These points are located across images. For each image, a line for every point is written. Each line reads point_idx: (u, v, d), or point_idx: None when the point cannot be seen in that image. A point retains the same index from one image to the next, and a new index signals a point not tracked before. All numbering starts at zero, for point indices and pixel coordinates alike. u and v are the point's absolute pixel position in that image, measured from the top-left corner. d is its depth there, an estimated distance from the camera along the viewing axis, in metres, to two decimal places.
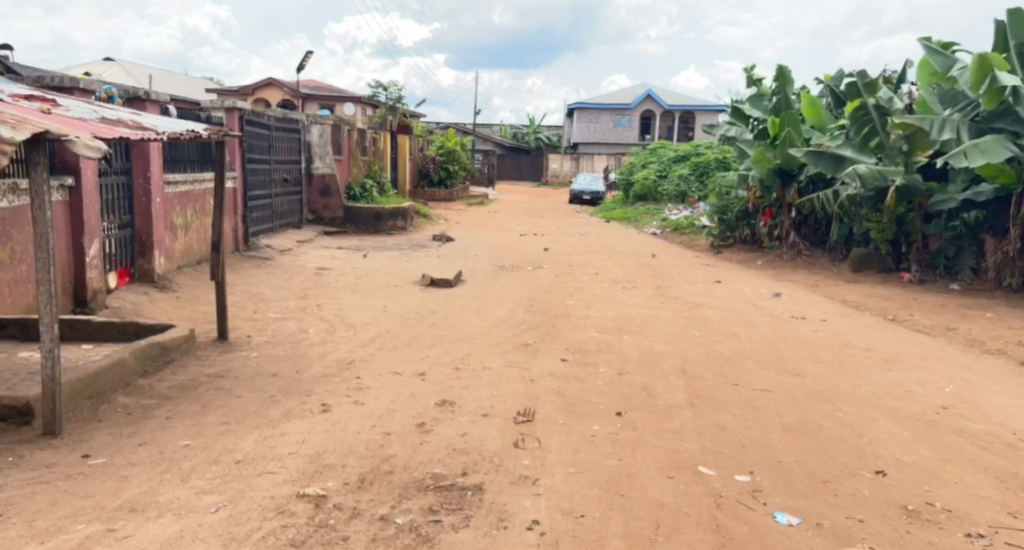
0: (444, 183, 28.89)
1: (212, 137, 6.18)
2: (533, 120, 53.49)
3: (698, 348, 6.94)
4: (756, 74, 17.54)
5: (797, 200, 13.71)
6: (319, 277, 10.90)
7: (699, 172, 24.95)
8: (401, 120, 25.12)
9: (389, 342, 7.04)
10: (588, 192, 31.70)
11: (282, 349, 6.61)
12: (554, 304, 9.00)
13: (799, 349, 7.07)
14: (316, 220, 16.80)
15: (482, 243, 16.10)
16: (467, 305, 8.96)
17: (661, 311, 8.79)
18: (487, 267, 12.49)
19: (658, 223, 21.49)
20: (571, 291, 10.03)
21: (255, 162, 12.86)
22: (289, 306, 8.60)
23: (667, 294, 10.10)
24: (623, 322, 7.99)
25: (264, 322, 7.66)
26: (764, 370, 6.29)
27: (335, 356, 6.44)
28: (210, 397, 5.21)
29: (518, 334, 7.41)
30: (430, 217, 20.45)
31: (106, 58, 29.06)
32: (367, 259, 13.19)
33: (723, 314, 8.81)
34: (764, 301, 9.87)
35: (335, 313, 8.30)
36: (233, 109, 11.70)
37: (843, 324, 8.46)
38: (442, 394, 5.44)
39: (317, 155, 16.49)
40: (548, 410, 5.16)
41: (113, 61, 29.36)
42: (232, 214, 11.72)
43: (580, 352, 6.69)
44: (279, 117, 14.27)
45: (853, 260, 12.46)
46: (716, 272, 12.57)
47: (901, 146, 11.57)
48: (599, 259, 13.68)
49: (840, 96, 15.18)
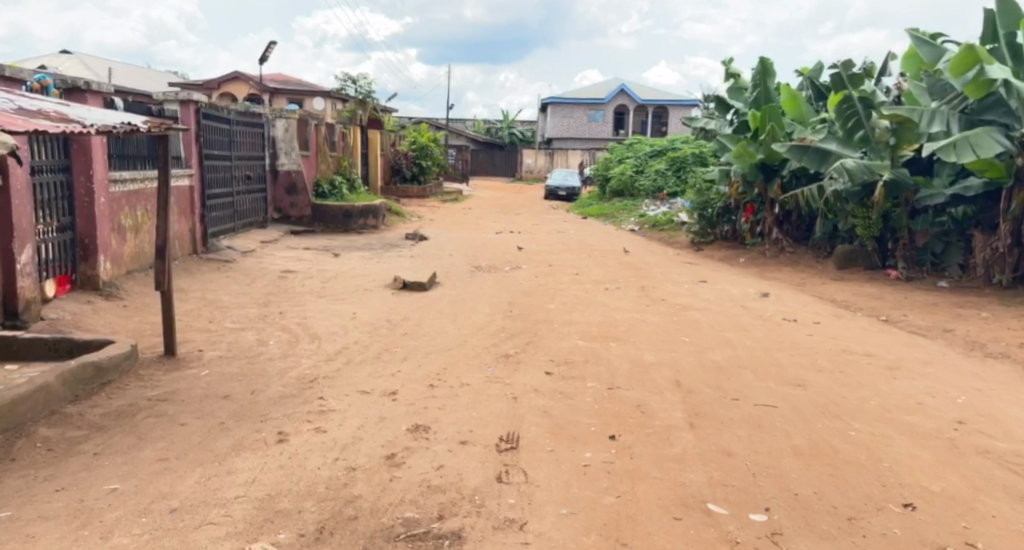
0: (417, 179, 28.21)
1: (152, 130, 5.55)
2: (507, 115, 52.90)
3: (692, 357, 6.44)
4: (735, 67, 17.15)
5: (780, 196, 13.28)
6: (283, 280, 10.25)
7: (677, 167, 24.58)
8: (371, 114, 24.39)
9: (357, 355, 6.43)
10: (564, 188, 31.22)
11: (237, 365, 5.98)
12: (535, 308, 8.47)
13: (797, 356, 6.59)
14: (282, 218, 16.10)
15: (456, 242, 15.51)
16: (442, 311, 8.38)
17: (648, 315, 8.31)
18: (462, 268, 11.92)
19: (636, 219, 21.07)
20: (552, 294, 9.51)
21: (213, 158, 12.15)
22: (248, 314, 7.95)
23: (653, 296, 9.64)
24: (609, 329, 7.48)
25: (219, 333, 7.02)
26: (765, 381, 5.80)
27: (296, 374, 5.82)
28: (149, 426, 4.60)
29: (497, 344, 6.86)
30: (403, 215, 19.81)
31: (65, 51, 27.91)
32: (335, 260, 12.55)
33: (713, 317, 8.34)
34: (753, 302, 9.42)
35: (298, 322, 7.66)
36: (188, 103, 10.99)
37: (839, 326, 8.02)
38: (415, 417, 4.86)
39: (282, 150, 15.77)
40: (533, 434, 4.61)
41: (72, 54, 28.22)
42: (189, 214, 11.03)
43: (566, 364, 6.16)
44: (240, 111, 13.54)
45: (839, 258, 12.08)
46: (699, 271, 12.14)
47: (887, 140, 11.10)
48: (578, 258, 13.20)
49: (821, 88, 14.84)
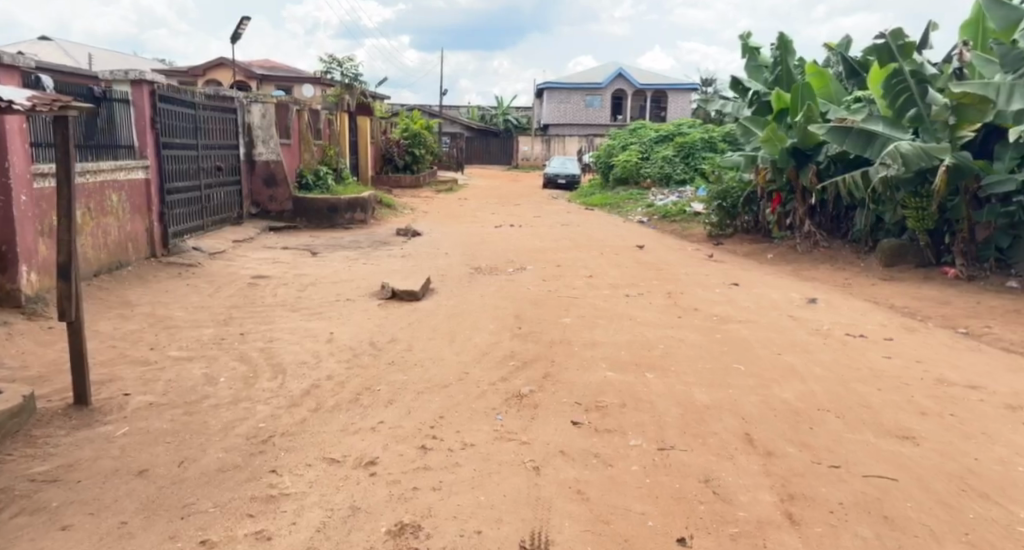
0: (410, 168, 26.77)
1: (40, 109, 4.10)
2: (501, 102, 51.36)
3: (755, 395, 5.07)
4: (754, 42, 15.69)
5: (816, 184, 11.87)
6: (253, 289, 8.88)
7: (684, 153, 23.26)
8: (360, 100, 22.91)
9: (330, 398, 5.06)
10: (563, 175, 29.84)
11: (170, 415, 4.56)
12: (547, 326, 7.11)
13: (888, 391, 5.23)
14: (261, 214, 14.68)
15: (452, 238, 14.14)
16: (436, 330, 7.01)
17: (684, 332, 6.92)
18: (459, 270, 10.55)
19: (643, 210, 19.71)
20: (566, 305, 8.11)
21: (176, 148, 10.74)
22: (201, 336, 6.56)
23: (682, 304, 8.28)
24: (641, 354, 6.10)
25: (157, 365, 5.60)
26: (859, 432, 4.44)
27: (247, 430, 4.43)
28: (18, 532, 3.21)
29: (506, 380, 5.50)
30: (395, 208, 18.43)
31: (43, 38, 26.14)
32: (316, 261, 11.21)
33: (762, 332, 6.96)
34: (801, 310, 8.04)
35: (260, 348, 6.27)
36: (141, 83, 9.56)
37: (917, 342, 6.67)
38: (401, 506, 3.49)
39: (259, 138, 14.31)
40: (569, 538, 3.25)
41: (51, 42, 26.55)
42: (145, 211, 9.64)
43: (597, 409, 4.78)
44: (207, 94, 12.15)
45: (884, 254, 10.59)
46: (728, 271, 10.75)
47: (945, 119, 9.90)
48: (590, 256, 11.81)
49: (854, 64, 13.52)
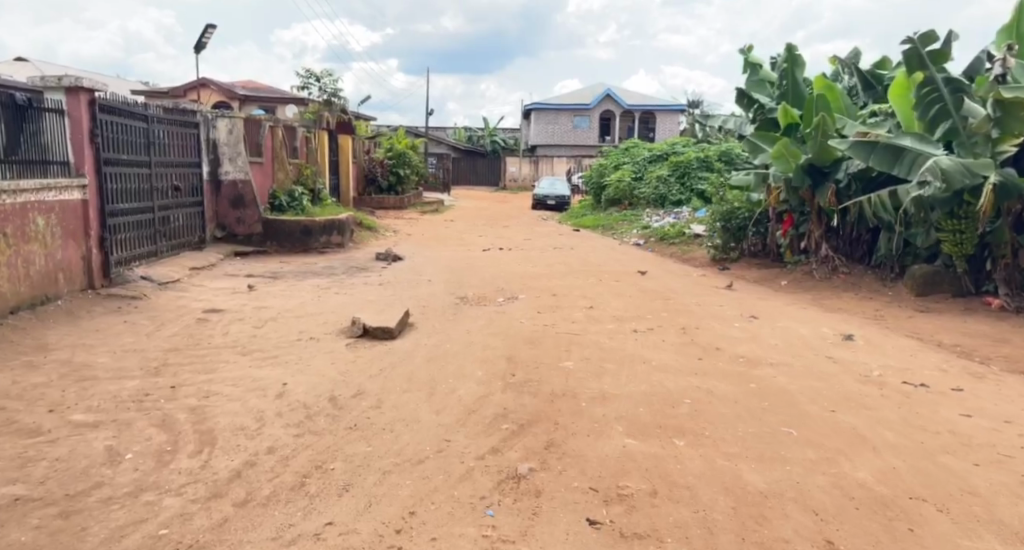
0: (395, 189, 25.65)
1: None
2: (489, 123, 50.50)
3: (821, 474, 3.90)
4: (755, 56, 14.70)
5: (835, 204, 10.77)
6: (201, 326, 7.65)
7: (680, 173, 22.29)
8: (340, 118, 21.80)
9: (266, 484, 3.85)
10: (553, 196, 28.79)
11: (38, 522, 3.34)
12: (545, 374, 5.93)
13: (990, 465, 4.07)
14: (226, 237, 13.46)
15: (435, 263, 12.96)
16: (411, 380, 5.80)
17: (710, 381, 5.75)
18: (442, 300, 9.36)
19: (639, 232, 18.64)
20: (566, 344, 6.93)
21: (122, 165, 9.58)
22: (121, 392, 5.31)
23: (701, 342, 7.12)
24: (665, 413, 4.91)
25: (47, 437, 4.36)
26: (976, 538, 3.28)
27: (142, 543, 3.23)
28: None
29: (498, 453, 4.29)
30: (375, 229, 17.26)
31: (18, 58, 24.96)
32: (283, 290, 9.99)
33: (804, 380, 5.79)
34: (839, 349, 6.89)
35: (190, 406, 5.05)
36: (78, 90, 8.47)
37: (993, 392, 5.52)
38: None
39: (226, 156, 13.18)
40: None
41: (25, 60, 25.36)
42: (81, 237, 8.49)
43: (620, 500, 3.61)
44: (162, 106, 11.02)
45: (917, 282, 9.47)
46: (743, 300, 9.62)
47: (986, 131, 8.88)
48: (589, 284, 10.64)
49: (867, 76, 12.56)
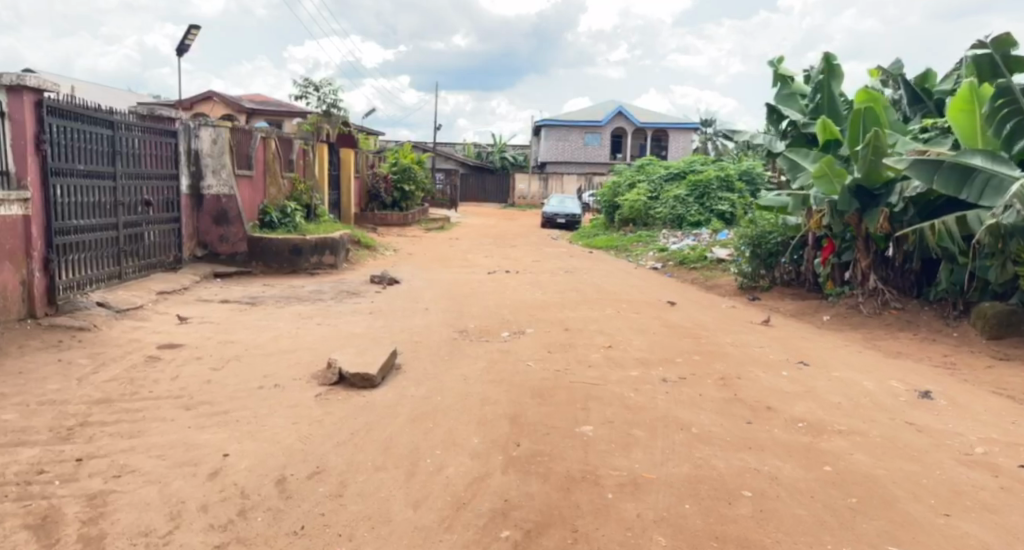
0: (398, 205, 24.47)
1: None
2: (498, 139, 49.46)
3: None
4: (785, 67, 13.46)
5: (888, 230, 9.46)
6: (148, 367, 6.44)
7: (699, 192, 21.04)
8: (341, 130, 20.67)
9: None
10: (563, 214, 27.57)
11: None
12: (559, 444, 4.68)
13: None
14: (208, 256, 12.29)
15: (434, 288, 11.77)
16: (389, 451, 4.55)
17: (771, 458, 4.49)
18: (438, 335, 8.13)
19: (656, 254, 17.36)
20: (583, 399, 5.68)
21: (79, 176, 8.45)
22: (9, 468, 4.10)
23: (747, 398, 5.85)
24: (723, 515, 3.66)
25: None
26: None
27: None
28: None
29: None
30: (374, 249, 16.09)
31: None
32: (259, 319, 8.79)
33: (892, 459, 4.53)
34: (920, 410, 5.63)
35: (91, 492, 3.83)
36: (21, 90, 7.34)
37: None
38: None
39: (208, 167, 12.07)
40: None
41: None
42: (19, 258, 7.31)
43: None
44: (133, 111, 9.89)
45: (989, 322, 8.18)
46: (786, 340, 8.33)
47: None
48: (606, 316, 9.38)
49: (914, 91, 11.34)
